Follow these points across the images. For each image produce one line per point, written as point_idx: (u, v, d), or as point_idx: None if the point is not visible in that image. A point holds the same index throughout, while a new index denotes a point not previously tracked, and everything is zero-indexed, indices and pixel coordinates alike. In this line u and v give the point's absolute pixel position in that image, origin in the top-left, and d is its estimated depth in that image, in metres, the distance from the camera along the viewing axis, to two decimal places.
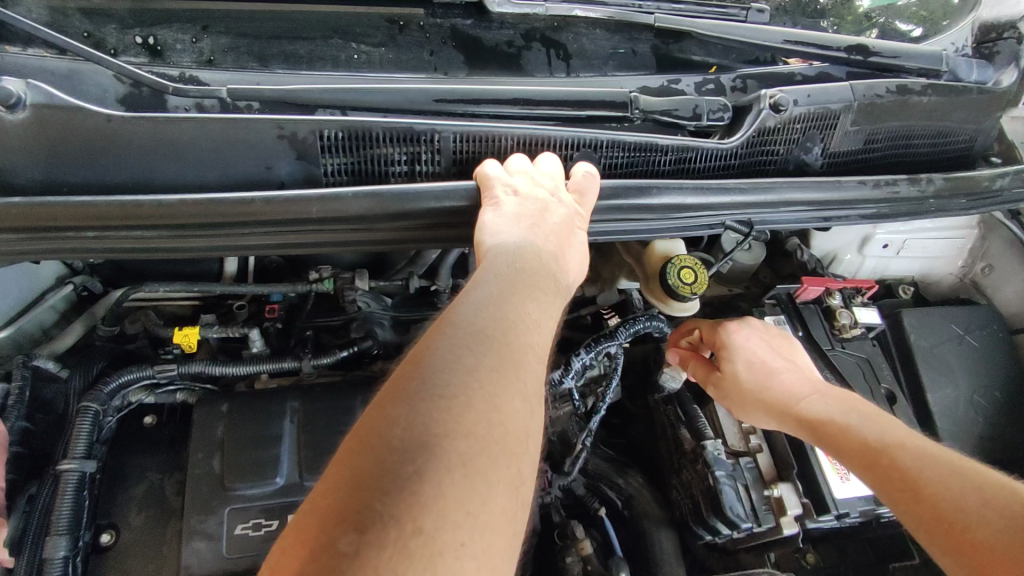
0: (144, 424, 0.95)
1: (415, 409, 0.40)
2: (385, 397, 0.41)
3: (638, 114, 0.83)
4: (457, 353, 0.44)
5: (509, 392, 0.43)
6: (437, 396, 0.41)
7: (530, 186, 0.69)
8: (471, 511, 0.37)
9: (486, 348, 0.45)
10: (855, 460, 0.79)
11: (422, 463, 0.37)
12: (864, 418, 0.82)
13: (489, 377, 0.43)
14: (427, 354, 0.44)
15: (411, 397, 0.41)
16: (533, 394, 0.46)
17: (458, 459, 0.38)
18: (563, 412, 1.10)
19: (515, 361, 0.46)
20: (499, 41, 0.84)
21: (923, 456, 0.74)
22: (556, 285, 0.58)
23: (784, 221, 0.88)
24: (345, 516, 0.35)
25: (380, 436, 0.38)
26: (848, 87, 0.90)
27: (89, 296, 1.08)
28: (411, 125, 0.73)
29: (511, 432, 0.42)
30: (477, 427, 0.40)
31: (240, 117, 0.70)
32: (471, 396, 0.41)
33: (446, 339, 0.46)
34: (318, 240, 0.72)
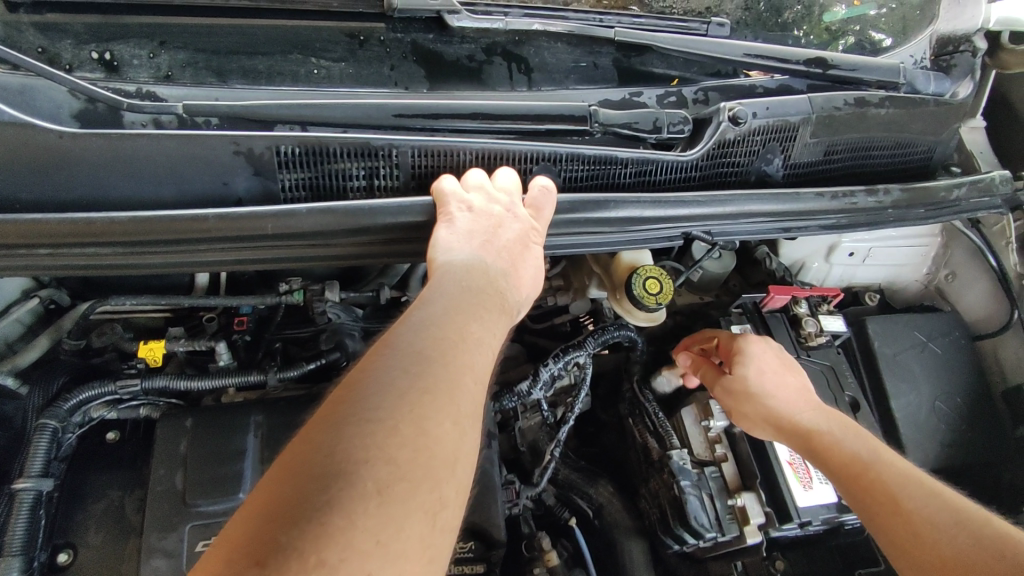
0: (107, 440, 0.94)
1: (338, 436, 0.40)
2: (313, 422, 0.42)
3: (598, 127, 0.84)
4: (388, 376, 0.45)
5: (439, 416, 0.44)
6: (363, 421, 0.41)
7: (485, 202, 0.70)
8: (380, 540, 0.37)
9: (421, 371, 0.46)
10: (839, 473, 0.79)
11: (334, 492, 0.38)
12: (853, 434, 0.82)
13: (419, 400, 0.44)
14: (361, 377, 0.45)
15: (337, 423, 0.41)
16: (465, 416, 0.46)
17: (373, 487, 0.39)
18: (533, 422, 1.11)
19: (449, 383, 0.47)
20: (459, 55, 0.85)
21: (905, 475, 0.75)
22: (502, 303, 0.60)
23: (745, 232, 0.89)
24: (254, 547, 0.36)
25: (300, 465, 0.39)
26: (806, 100, 0.91)
27: (56, 308, 1.06)
28: (369, 140, 0.74)
29: (436, 455, 0.42)
30: (398, 453, 0.41)
31: (196, 133, 0.70)
32: (398, 420, 0.42)
33: (381, 360, 0.47)
34: (275, 257, 0.72)
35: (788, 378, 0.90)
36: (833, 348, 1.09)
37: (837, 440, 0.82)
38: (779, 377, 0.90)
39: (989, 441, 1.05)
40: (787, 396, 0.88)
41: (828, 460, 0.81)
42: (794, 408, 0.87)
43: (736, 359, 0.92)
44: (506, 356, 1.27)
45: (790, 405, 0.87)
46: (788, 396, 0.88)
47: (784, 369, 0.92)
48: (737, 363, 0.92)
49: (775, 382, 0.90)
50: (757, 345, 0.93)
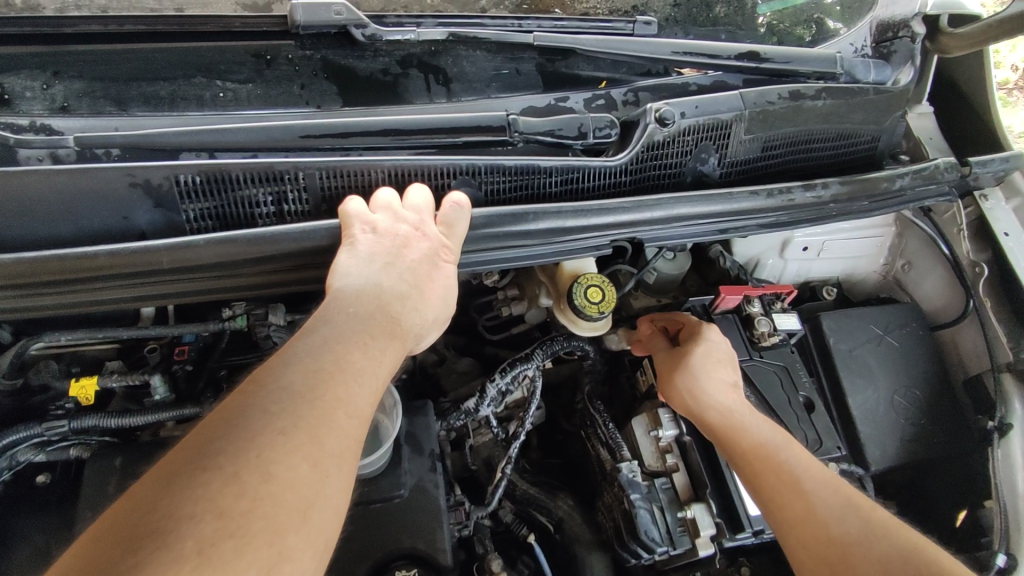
0: (37, 483, 0.91)
1: (165, 492, 0.38)
2: (147, 477, 0.40)
3: (518, 137, 0.81)
4: (242, 419, 0.43)
5: (290, 461, 0.42)
6: (198, 471, 0.39)
7: (391, 222, 0.67)
8: None
9: (280, 411, 0.44)
10: (740, 454, 0.81)
11: (143, 556, 0.35)
12: (762, 421, 0.84)
13: (268, 445, 0.42)
14: (209, 424, 0.43)
15: (169, 477, 0.39)
16: (326, 457, 0.44)
17: (192, 547, 0.36)
18: (485, 438, 1.08)
19: (309, 424, 0.44)
20: (373, 70, 0.82)
21: (802, 463, 0.78)
22: (395, 329, 0.57)
23: (680, 235, 0.86)
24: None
25: (119, 525, 0.37)
26: (738, 96, 0.89)
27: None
28: (272, 164, 0.71)
29: (281, 505, 0.40)
30: (233, 506, 0.38)
31: (86, 167, 0.67)
32: (240, 468, 0.40)
33: (238, 403, 0.45)
34: (178, 292, 0.69)
35: (727, 369, 0.92)
36: (788, 347, 1.06)
37: (746, 422, 0.84)
38: (722, 363, 0.92)
39: (952, 434, 1.01)
40: (722, 379, 0.90)
41: (730, 438, 0.82)
42: (724, 389, 0.88)
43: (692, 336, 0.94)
44: (461, 371, 1.24)
45: (724, 385, 0.88)
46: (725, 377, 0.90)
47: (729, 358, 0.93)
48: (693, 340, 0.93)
49: (715, 364, 0.91)
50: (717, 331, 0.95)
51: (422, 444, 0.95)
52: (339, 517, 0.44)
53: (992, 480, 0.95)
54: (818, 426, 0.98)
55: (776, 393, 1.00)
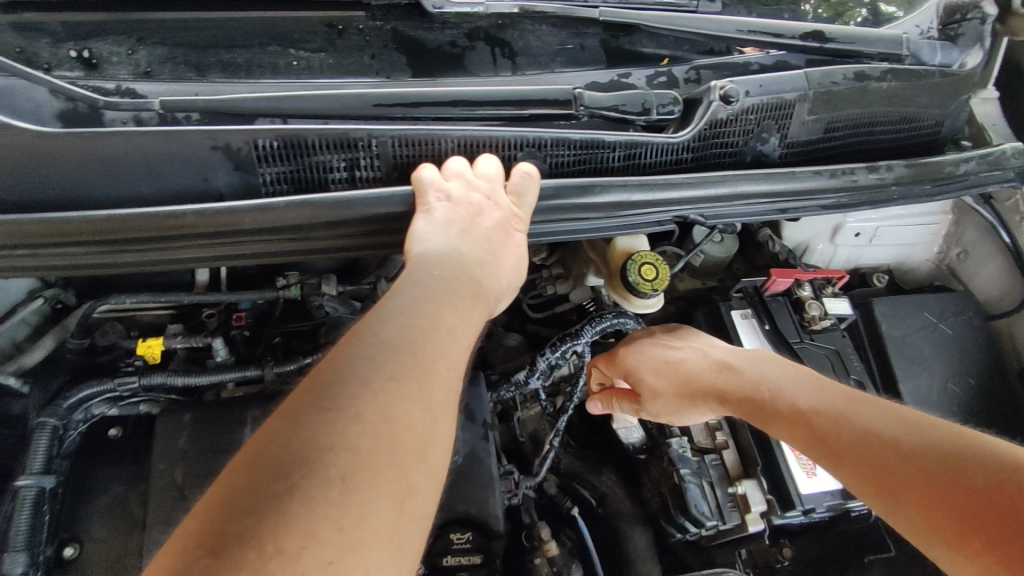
0: (110, 435, 0.96)
1: (298, 424, 0.40)
2: (275, 414, 0.42)
3: (583, 111, 0.82)
4: (355, 365, 0.45)
5: (405, 404, 0.44)
6: (325, 409, 0.41)
7: (465, 190, 0.69)
8: (343, 527, 0.37)
9: (386, 358, 0.46)
10: (792, 433, 0.79)
11: (293, 479, 0.37)
12: (794, 383, 0.82)
13: (384, 389, 0.44)
14: (324, 369, 0.45)
15: (297, 413, 0.41)
16: (435, 403, 0.46)
17: (335, 474, 0.38)
18: (532, 412, 1.11)
19: (415, 373, 0.46)
20: (441, 42, 0.83)
21: (855, 416, 0.74)
22: (477, 293, 0.59)
23: (740, 214, 0.86)
24: (203, 539, 0.35)
25: (257, 452, 0.39)
26: (803, 76, 0.88)
27: (63, 309, 1.05)
28: (347, 131, 0.72)
29: (405, 442, 0.42)
30: (364, 440, 0.40)
31: (170, 129, 0.69)
32: (362, 409, 0.42)
33: (346, 353, 0.46)
34: (256, 253, 0.71)
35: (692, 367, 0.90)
36: (839, 331, 1.06)
37: (772, 390, 0.82)
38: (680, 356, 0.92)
39: (1003, 423, 1.01)
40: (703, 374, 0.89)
41: (774, 422, 0.80)
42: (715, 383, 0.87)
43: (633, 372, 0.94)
44: (507, 346, 1.26)
45: (709, 382, 0.88)
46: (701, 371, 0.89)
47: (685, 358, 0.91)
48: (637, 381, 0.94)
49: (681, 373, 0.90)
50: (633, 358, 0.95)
51: (475, 412, 0.97)
52: (448, 458, 0.46)
53: None
54: None
55: (827, 375, 1.00)
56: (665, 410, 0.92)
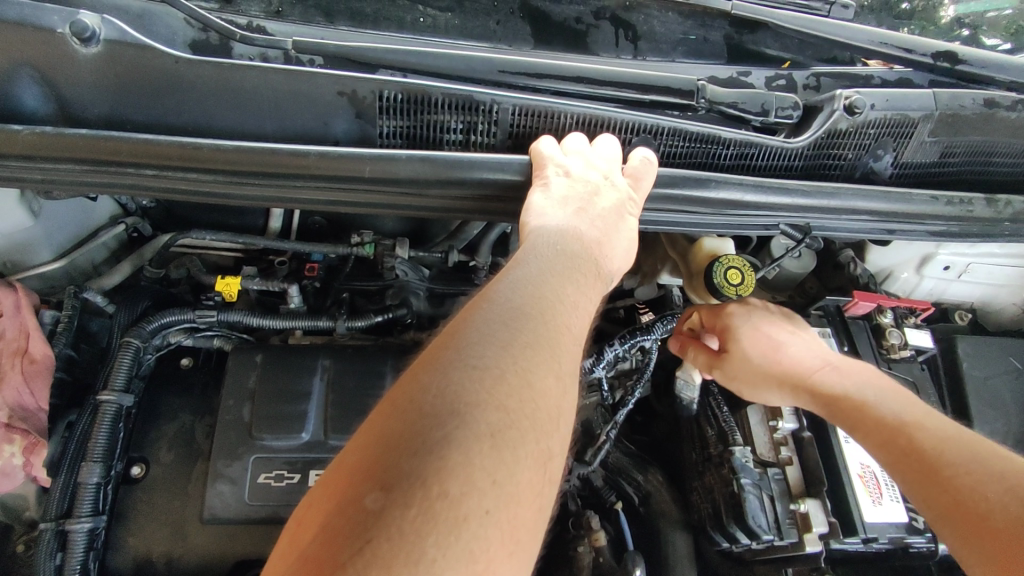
0: (182, 365, 0.98)
1: (449, 379, 0.43)
2: (420, 367, 0.45)
3: (704, 103, 0.80)
4: (494, 327, 0.47)
5: (542, 371, 0.46)
6: (471, 367, 0.44)
7: (583, 168, 0.68)
8: (496, 480, 0.39)
9: (521, 326, 0.48)
10: (875, 439, 0.76)
11: (450, 429, 0.40)
12: (887, 397, 0.79)
13: (523, 353, 0.46)
14: (465, 327, 0.47)
15: (443, 367, 0.44)
16: (566, 374, 0.48)
17: (486, 429, 0.41)
18: (589, 402, 1.07)
19: (548, 342, 0.48)
20: (568, 16, 0.82)
21: (943, 437, 0.71)
22: (597, 269, 0.59)
23: (844, 230, 0.83)
24: (374, 474, 0.39)
25: (412, 400, 0.42)
26: (931, 95, 0.85)
27: (139, 238, 1.06)
28: (472, 93, 0.72)
29: (542, 408, 0.44)
30: (507, 400, 0.43)
31: (302, 69, 0.70)
32: (504, 370, 0.44)
33: (482, 313, 0.49)
34: (369, 202, 0.71)
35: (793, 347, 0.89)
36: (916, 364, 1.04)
37: (869, 399, 0.79)
38: (790, 344, 0.90)
39: None
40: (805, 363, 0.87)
41: (861, 427, 0.78)
42: (813, 370, 0.86)
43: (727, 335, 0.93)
44: None
45: (805, 370, 0.86)
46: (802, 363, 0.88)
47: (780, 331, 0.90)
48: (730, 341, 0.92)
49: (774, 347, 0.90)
50: (745, 314, 0.92)
51: None
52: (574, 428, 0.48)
53: None
54: None
55: None
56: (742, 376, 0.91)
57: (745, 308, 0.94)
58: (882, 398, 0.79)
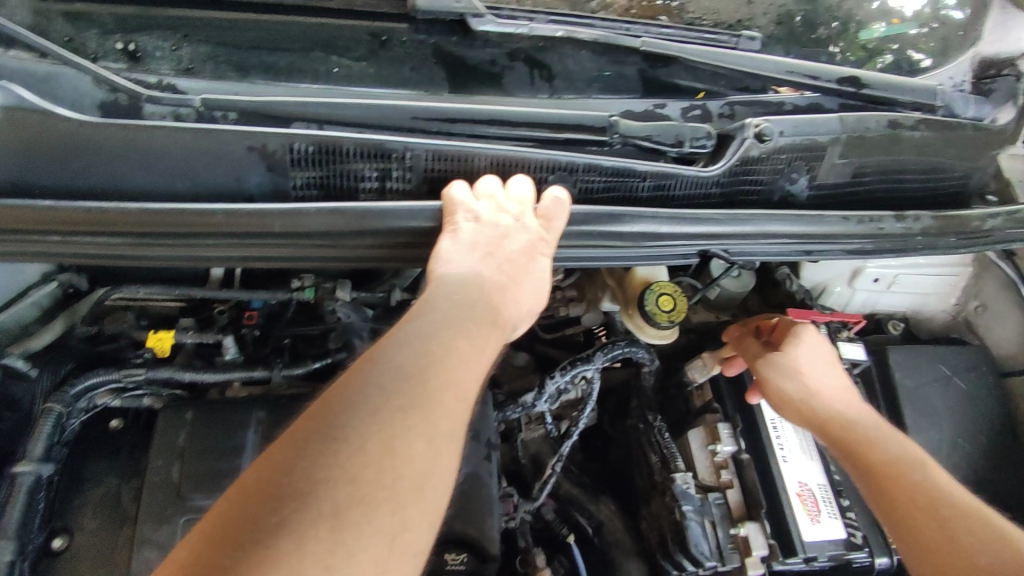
0: (110, 427, 0.95)
1: (301, 456, 0.43)
2: (279, 441, 0.45)
3: (618, 139, 0.81)
4: (365, 392, 0.47)
5: (408, 437, 0.46)
6: (326, 442, 0.44)
7: (493, 212, 0.69)
8: (328, 564, 0.39)
9: (395, 388, 0.48)
10: (876, 473, 0.79)
11: (287, 513, 0.40)
12: (893, 439, 0.82)
13: (389, 419, 0.46)
14: (334, 394, 0.47)
15: (300, 441, 0.44)
16: (440, 435, 0.47)
17: (326, 510, 0.41)
18: (536, 434, 1.10)
19: (422, 403, 0.48)
20: (481, 59, 0.83)
21: (940, 484, 0.74)
22: (495, 317, 0.59)
23: (764, 252, 0.86)
24: (204, 563, 0.39)
25: (262, 479, 0.42)
26: (837, 119, 0.88)
27: (74, 293, 1.03)
28: (383, 141, 0.73)
29: (402, 477, 0.44)
30: (359, 474, 0.43)
31: (211, 128, 0.70)
32: (364, 441, 0.44)
33: (357, 377, 0.49)
34: (285, 256, 0.71)
35: (832, 378, 0.92)
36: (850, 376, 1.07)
37: (881, 441, 0.82)
38: (823, 369, 0.93)
39: (1012, 485, 1.01)
40: (831, 389, 0.90)
41: (864, 460, 0.81)
42: (835, 399, 0.89)
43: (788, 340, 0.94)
44: (517, 366, 1.22)
45: (832, 395, 0.90)
46: (832, 395, 0.90)
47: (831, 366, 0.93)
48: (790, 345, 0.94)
49: (822, 373, 0.93)
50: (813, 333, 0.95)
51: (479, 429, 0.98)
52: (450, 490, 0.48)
53: None
54: None
55: None
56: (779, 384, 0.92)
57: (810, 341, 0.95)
58: (892, 442, 0.82)
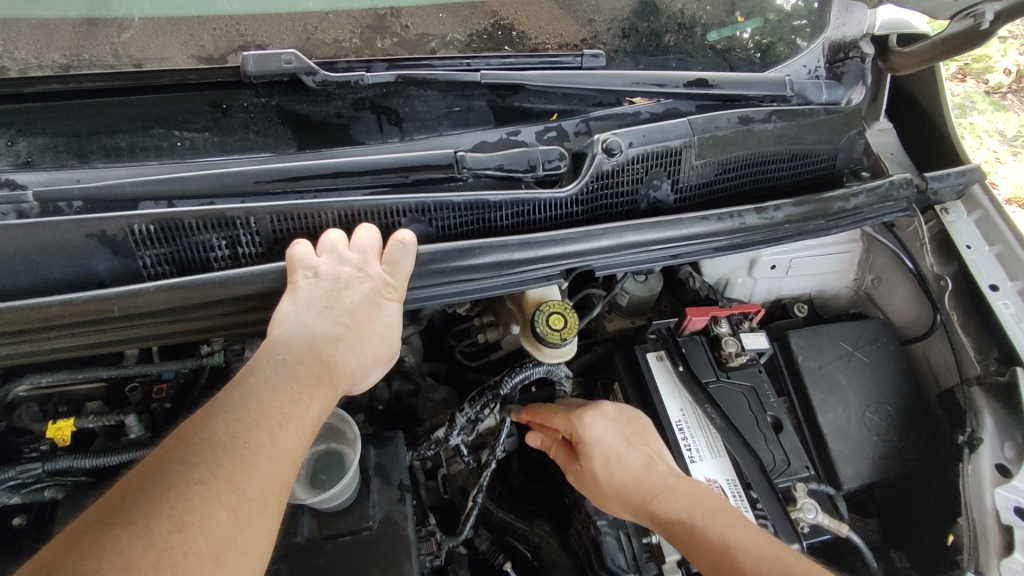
0: (12, 525, 0.95)
1: (76, 549, 0.40)
2: (59, 539, 0.41)
3: (467, 173, 0.84)
4: (163, 472, 0.45)
5: (205, 510, 0.44)
6: (113, 525, 0.41)
7: (335, 264, 0.69)
8: None
9: (200, 459, 0.47)
10: (705, 562, 0.79)
11: None
12: (708, 513, 0.82)
13: (184, 494, 0.44)
14: (128, 479, 0.45)
15: (80, 535, 0.41)
16: (246, 503, 0.47)
17: None
18: (457, 468, 1.10)
19: (227, 472, 0.47)
20: (326, 113, 0.85)
21: (759, 553, 0.77)
22: (323, 375, 0.59)
23: (632, 262, 0.88)
24: None
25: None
26: (686, 123, 0.91)
27: None
28: (223, 210, 0.73)
29: (193, 552, 0.42)
30: (140, 556, 0.40)
31: (44, 221, 0.71)
32: (153, 521, 0.42)
33: (157, 459, 0.47)
34: (131, 337, 0.74)
35: (634, 453, 0.88)
36: (756, 366, 1.07)
37: (694, 523, 0.81)
38: (625, 457, 0.88)
39: (923, 451, 1.01)
40: (636, 478, 0.86)
41: (691, 550, 0.80)
42: (647, 492, 0.85)
43: (580, 446, 0.90)
44: (438, 400, 1.21)
45: (640, 489, 0.85)
46: (637, 480, 0.86)
47: (631, 441, 0.90)
48: (581, 455, 0.90)
49: (626, 458, 0.88)
50: (595, 426, 0.90)
51: (392, 476, 0.98)
52: (258, 561, 0.47)
53: (962, 495, 0.93)
54: (787, 446, 0.99)
55: (742, 414, 1.01)
56: (599, 499, 0.89)
57: (601, 414, 0.92)
58: (702, 518, 0.81)
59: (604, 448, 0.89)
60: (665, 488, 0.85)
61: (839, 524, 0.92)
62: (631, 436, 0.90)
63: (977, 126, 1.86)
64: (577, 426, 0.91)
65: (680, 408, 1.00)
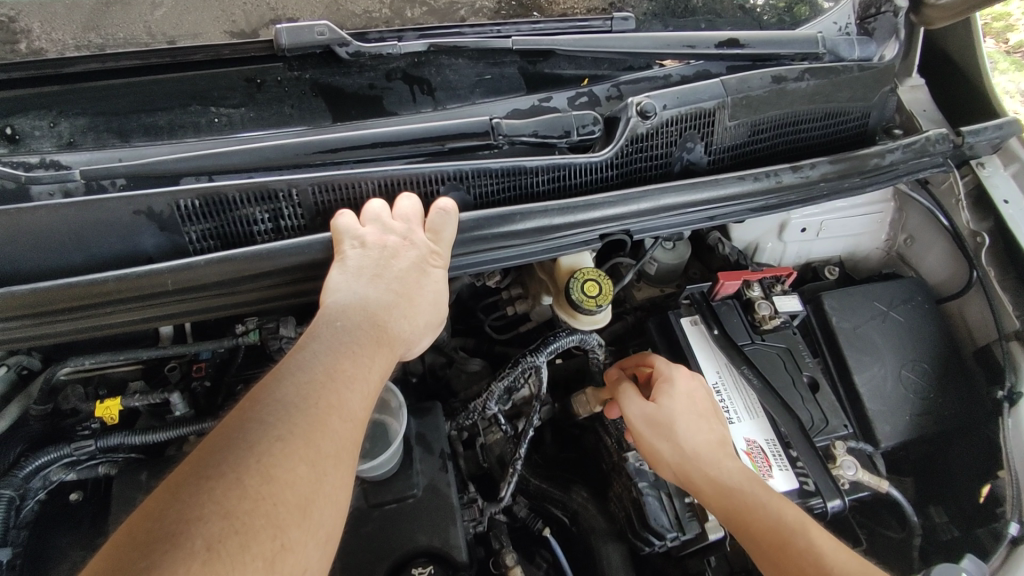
0: (71, 500, 1.00)
1: (176, 500, 0.42)
2: (158, 491, 0.43)
3: (502, 140, 0.84)
4: (243, 431, 0.47)
5: (288, 463, 0.46)
6: (205, 478, 0.43)
7: (380, 234, 0.69)
8: None
9: (277, 419, 0.48)
10: (767, 537, 0.77)
11: (157, 559, 0.38)
12: (775, 497, 0.81)
13: (269, 449, 0.46)
14: (213, 437, 0.47)
15: (178, 487, 0.43)
16: (325, 457, 0.49)
17: (201, 544, 0.40)
18: (495, 437, 1.11)
19: (307, 428, 0.49)
20: (359, 85, 0.85)
21: (830, 544, 0.76)
22: (381, 340, 0.60)
23: (668, 225, 0.88)
24: None
25: (133, 530, 0.41)
26: (719, 84, 0.90)
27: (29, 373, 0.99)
28: (266, 183, 0.74)
29: (283, 500, 0.45)
30: (236, 506, 0.42)
31: (93, 199, 0.71)
32: (241, 473, 0.44)
33: (236, 418, 0.48)
34: (180, 311, 0.75)
35: (709, 421, 0.89)
36: (790, 328, 1.07)
37: (760, 500, 0.81)
38: (697, 420, 0.88)
39: (962, 407, 1.01)
40: (707, 441, 0.87)
41: (752, 526, 0.79)
42: (714, 458, 0.85)
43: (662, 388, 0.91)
44: (471, 371, 1.22)
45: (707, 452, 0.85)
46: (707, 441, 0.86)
47: (708, 410, 0.90)
48: (662, 393, 0.90)
49: (699, 419, 0.88)
50: (686, 378, 0.92)
51: (434, 444, 0.99)
52: (337, 510, 0.49)
53: (1002, 449, 0.94)
54: (824, 406, 1.00)
55: (779, 375, 1.02)
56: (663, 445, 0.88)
57: (692, 377, 0.93)
58: (768, 498, 0.81)
59: (684, 400, 0.89)
60: (732, 461, 0.85)
61: (879, 480, 0.94)
62: (707, 405, 0.91)
63: (1001, 87, 1.81)
64: (670, 371, 0.92)
65: (717, 371, 1.00)
